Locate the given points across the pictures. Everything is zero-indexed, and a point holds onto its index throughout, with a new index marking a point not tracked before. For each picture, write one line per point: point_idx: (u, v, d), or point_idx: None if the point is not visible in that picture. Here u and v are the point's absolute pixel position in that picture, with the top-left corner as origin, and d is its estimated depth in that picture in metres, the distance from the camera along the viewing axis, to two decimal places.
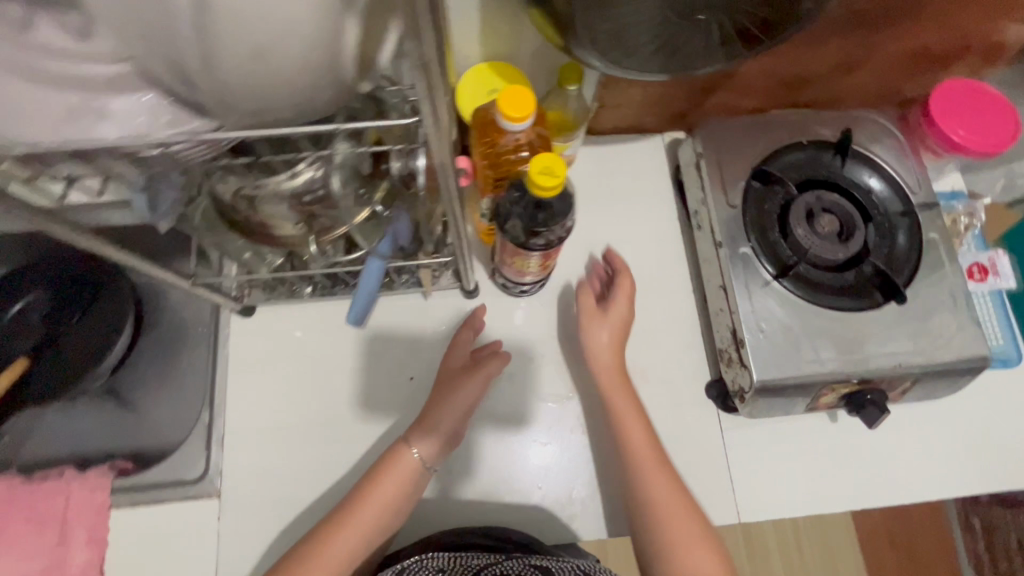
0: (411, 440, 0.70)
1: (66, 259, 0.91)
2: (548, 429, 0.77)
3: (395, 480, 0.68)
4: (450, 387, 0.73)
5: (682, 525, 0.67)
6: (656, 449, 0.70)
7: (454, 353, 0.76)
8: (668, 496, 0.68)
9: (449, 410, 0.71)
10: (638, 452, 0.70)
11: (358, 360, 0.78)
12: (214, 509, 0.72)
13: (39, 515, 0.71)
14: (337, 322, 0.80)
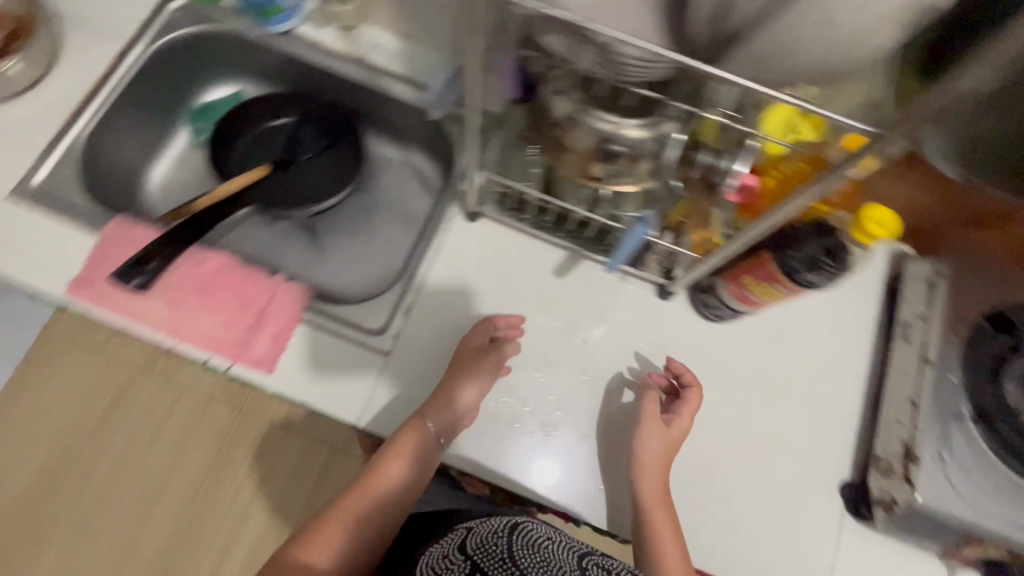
0: (422, 415, 0.74)
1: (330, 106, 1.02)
2: (548, 438, 0.79)
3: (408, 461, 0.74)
4: (470, 367, 0.77)
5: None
6: (671, 531, 0.72)
7: (475, 337, 0.79)
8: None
9: (466, 394, 0.75)
10: (653, 529, 0.72)
11: (545, 302, 0.84)
12: (376, 363, 0.79)
13: (245, 297, 0.80)
14: (540, 261, 0.85)
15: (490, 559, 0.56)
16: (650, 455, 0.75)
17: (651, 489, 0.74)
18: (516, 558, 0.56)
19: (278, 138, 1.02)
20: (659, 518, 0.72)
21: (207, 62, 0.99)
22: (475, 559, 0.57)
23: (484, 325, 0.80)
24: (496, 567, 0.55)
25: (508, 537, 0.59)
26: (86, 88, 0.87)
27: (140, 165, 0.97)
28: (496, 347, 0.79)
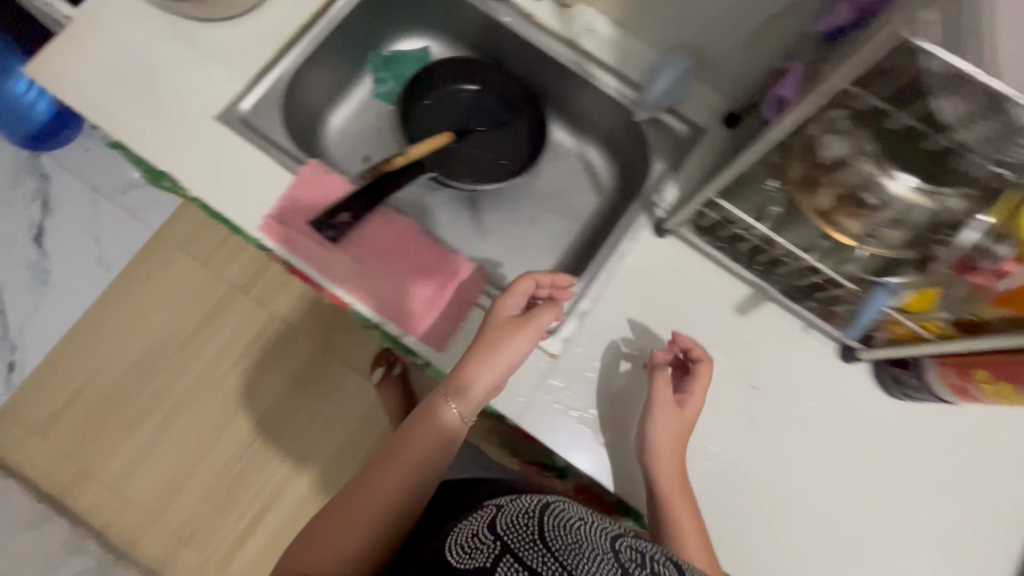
0: (445, 397, 0.70)
1: (518, 79, 0.98)
2: (574, 427, 0.75)
3: (426, 442, 0.70)
4: (502, 335, 0.71)
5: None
6: (691, 519, 0.69)
7: (510, 301, 0.74)
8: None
9: (491, 363, 0.69)
10: (676, 525, 0.69)
11: (721, 338, 0.80)
12: (537, 361, 0.77)
13: (425, 267, 0.79)
14: (723, 295, 0.81)
15: (521, 537, 0.50)
16: (673, 476, 0.70)
17: (668, 481, 0.70)
18: (547, 540, 0.49)
19: (460, 104, 0.99)
20: (677, 503, 0.70)
21: (410, 13, 0.96)
22: (506, 537, 0.51)
23: (514, 290, 0.74)
24: (526, 548, 0.49)
25: (539, 517, 0.52)
26: (301, 20, 0.86)
27: (324, 107, 0.96)
28: (530, 316, 0.72)
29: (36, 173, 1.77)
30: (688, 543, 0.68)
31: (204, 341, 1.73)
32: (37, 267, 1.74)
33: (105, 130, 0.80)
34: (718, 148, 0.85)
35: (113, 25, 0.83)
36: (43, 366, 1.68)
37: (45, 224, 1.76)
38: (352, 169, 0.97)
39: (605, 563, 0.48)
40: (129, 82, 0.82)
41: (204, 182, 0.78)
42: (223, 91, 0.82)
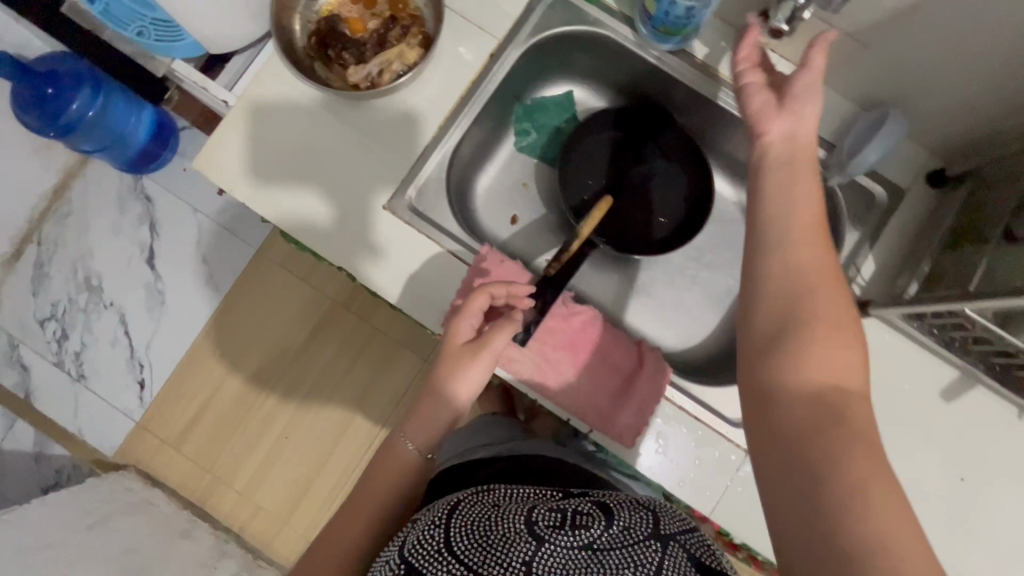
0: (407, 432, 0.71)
1: (682, 134, 0.91)
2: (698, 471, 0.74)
3: (394, 473, 0.69)
4: (452, 361, 0.70)
5: (828, 358, 0.49)
6: (818, 261, 0.53)
7: (461, 327, 0.70)
8: (826, 322, 0.50)
9: (448, 395, 0.70)
10: (796, 232, 0.55)
11: (925, 427, 0.75)
12: (735, 460, 0.74)
13: (611, 360, 0.77)
14: (927, 381, 0.76)
15: (426, 556, 0.54)
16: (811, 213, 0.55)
17: (800, 211, 0.55)
18: (453, 546, 0.54)
19: (612, 155, 0.93)
20: (803, 189, 0.57)
21: (559, 60, 0.89)
22: (412, 559, 0.55)
23: (468, 312, 0.69)
24: (432, 564, 0.53)
25: (446, 524, 0.57)
26: (461, 91, 0.79)
27: (472, 169, 0.91)
28: (484, 342, 0.69)
29: (140, 197, 1.55)
30: (800, 256, 0.54)
31: (319, 350, 1.54)
32: (150, 288, 1.54)
33: (271, 223, 0.76)
34: (924, 215, 0.76)
35: (261, 104, 0.76)
36: (167, 391, 1.51)
37: (155, 247, 1.54)
38: (501, 233, 0.93)
39: (518, 537, 0.54)
40: (285, 166, 0.75)
41: (383, 277, 0.75)
42: (387, 174, 0.77)
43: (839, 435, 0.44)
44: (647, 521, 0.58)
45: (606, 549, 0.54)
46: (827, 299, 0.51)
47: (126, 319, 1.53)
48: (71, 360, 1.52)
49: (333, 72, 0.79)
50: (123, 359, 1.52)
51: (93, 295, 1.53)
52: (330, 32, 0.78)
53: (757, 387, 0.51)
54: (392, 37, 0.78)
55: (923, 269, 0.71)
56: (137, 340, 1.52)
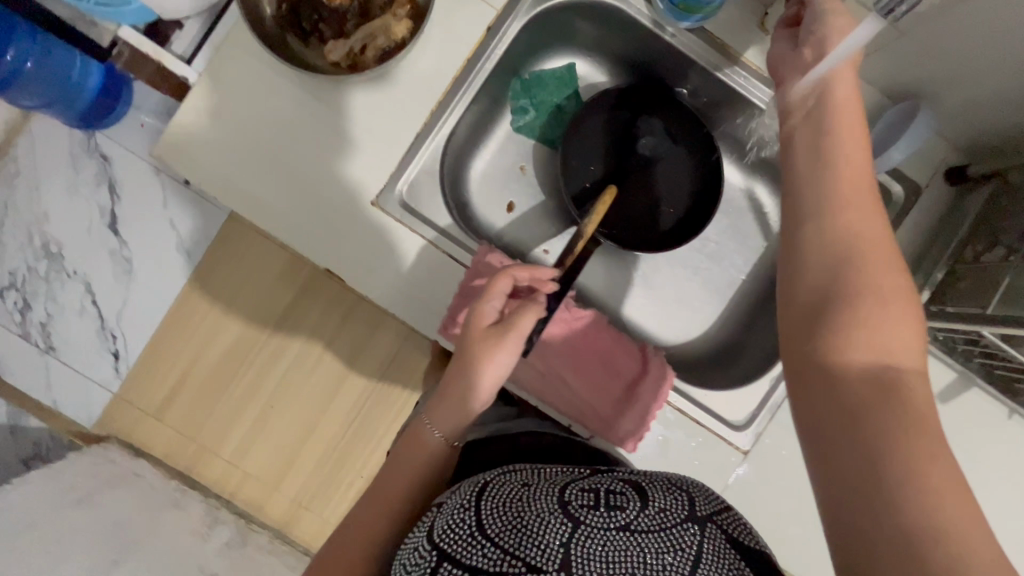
0: (433, 417, 0.65)
1: (693, 118, 0.84)
2: (698, 473, 0.74)
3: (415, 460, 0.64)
4: (480, 344, 0.64)
5: (890, 335, 0.46)
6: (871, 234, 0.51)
7: (490, 301, 0.66)
8: (886, 297, 0.48)
9: (472, 385, 0.64)
10: (846, 202, 0.53)
11: None
12: (737, 463, 0.75)
13: (612, 364, 0.75)
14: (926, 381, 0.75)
15: (457, 539, 0.48)
16: (862, 175, 0.54)
17: (846, 172, 0.54)
18: (485, 529, 0.48)
19: (618, 138, 0.86)
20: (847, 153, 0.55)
21: (560, 32, 0.82)
22: (441, 544, 0.48)
23: (492, 293, 0.65)
24: (465, 548, 0.48)
25: (475, 505, 0.51)
26: (456, 70, 0.72)
27: (466, 152, 0.84)
28: (508, 324, 0.64)
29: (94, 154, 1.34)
30: (852, 223, 0.51)
31: (303, 312, 1.34)
32: (117, 253, 1.36)
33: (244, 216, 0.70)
34: (940, 216, 0.73)
35: (228, 84, 0.68)
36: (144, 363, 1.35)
37: (117, 210, 1.35)
38: (498, 222, 0.87)
39: (551, 517, 0.48)
40: (264, 158, 0.69)
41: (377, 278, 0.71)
42: (376, 166, 0.71)
43: (892, 410, 0.42)
44: (686, 500, 0.50)
45: (645, 533, 0.47)
46: (885, 271, 0.49)
47: (93, 287, 1.36)
48: (37, 331, 1.35)
49: (313, 48, 0.70)
50: (94, 329, 1.36)
51: (55, 262, 1.35)
52: (305, 0, 0.69)
53: (804, 357, 0.49)
54: (376, 7, 0.69)
55: (937, 276, 0.70)
56: (107, 308, 1.36)
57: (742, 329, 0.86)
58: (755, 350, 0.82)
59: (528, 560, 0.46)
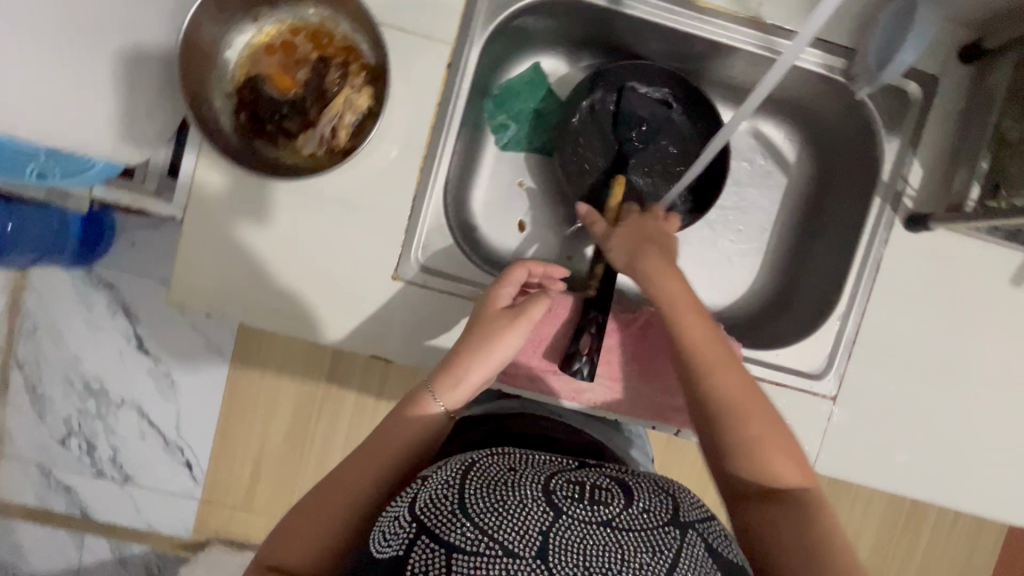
0: (438, 388, 0.62)
1: (679, 83, 0.80)
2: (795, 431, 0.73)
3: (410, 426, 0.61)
4: (494, 326, 0.63)
5: (780, 464, 0.55)
6: (739, 380, 0.58)
7: (505, 289, 0.66)
8: (766, 435, 0.56)
9: (481, 361, 0.63)
10: (710, 358, 0.60)
11: (1002, 316, 0.73)
12: (829, 411, 0.73)
13: None
14: (996, 272, 0.72)
15: (439, 516, 0.48)
16: (706, 338, 0.61)
17: (700, 341, 0.61)
18: (468, 509, 0.48)
19: (616, 120, 0.81)
20: (691, 326, 0.62)
21: (519, 38, 0.78)
22: (423, 517, 0.49)
23: (506, 279, 0.66)
24: (445, 525, 0.48)
25: (460, 483, 0.51)
26: (430, 118, 0.69)
27: (463, 185, 0.81)
28: (522, 309, 0.64)
29: (100, 286, 1.25)
30: (719, 383, 0.58)
31: (346, 373, 1.30)
32: (153, 369, 1.28)
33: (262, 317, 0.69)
34: (965, 103, 0.69)
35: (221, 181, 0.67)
36: (218, 469, 1.32)
37: (141, 332, 1.27)
38: (512, 244, 0.84)
39: (535, 506, 0.48)
40: (278, 262, 0.68)
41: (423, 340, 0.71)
42: (386, 239, 0.70)
43: (796, 531, 0.51)
44: (669, 504, 0.52)
45: (625, 530, 0.48)
46: (755, 420, 0.56)
47: (145, 411, 1.30)
48: (109, 465, 1.32)
49: (283, 146, 0.68)
50: (160, 449, 1.31)
51: (101, 398, 1.30)
52: (259, 101, 0.67)
53: (727, 483, 0.57)
54: (332, 84, 0.68)
55: (983, 166, 0.67)
56: (165, 425, 1.31)
57: (788, 271, 0.83)
58: (808, 291, 0.80)
59: (507, 545, 0.46)
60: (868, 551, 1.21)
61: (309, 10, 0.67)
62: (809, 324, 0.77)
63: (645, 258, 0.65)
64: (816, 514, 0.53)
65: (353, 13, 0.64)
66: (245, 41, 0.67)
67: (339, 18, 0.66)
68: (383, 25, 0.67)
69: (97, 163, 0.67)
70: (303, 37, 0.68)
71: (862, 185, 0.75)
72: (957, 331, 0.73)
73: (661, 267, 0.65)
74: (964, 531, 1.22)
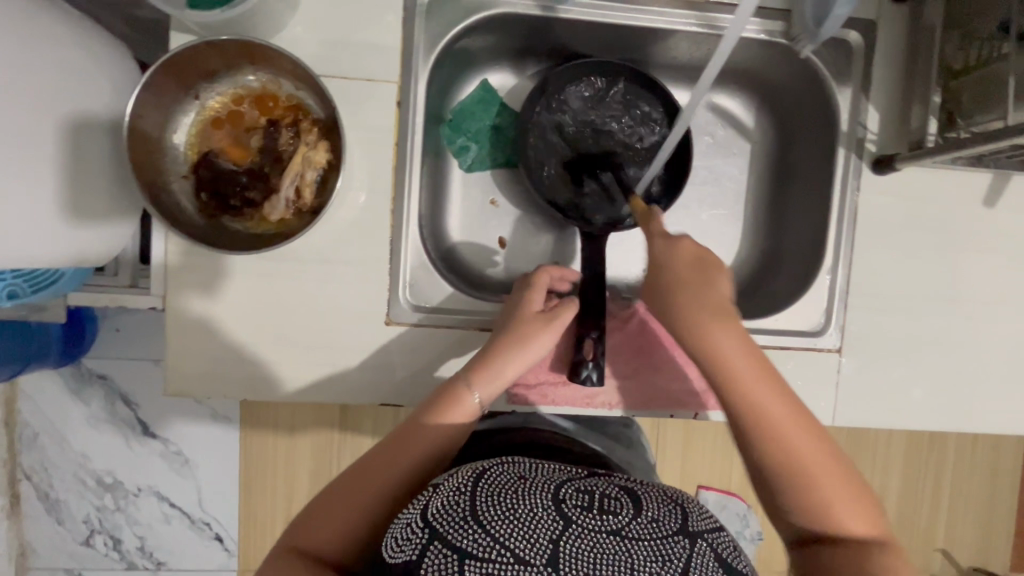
0: (475, 383, 0.62)
1: (629, 73, 0.80)
2: (808, 390, 0.74)
3: (448, 420, 0.60)
4: (528, 329, 0.64)
5: (842, 517, 0.53)
6: (804, 433, 0.55)
7: (537, 296, 0.68)
8: (832, 489, 0.54)
9: (518, 357, 0.63)
10: (766, 416, 0.55)
11: (981, 239, 0.74)
12: (837, 363, 0.74)
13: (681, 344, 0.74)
14: (968, 198, 0.73)
15: (451, 522, 0.48)
16: (774, 400, 0.56)
17: (774, 404, 0.56)
18: (480, 515, 0.48)
19: (578, 124, 0.81)
20: (754, 386, 0.56)
21: (463, 60, 0.78)
22: (435, 523, 0.49)
23: (536, 287, 0.68)
24: (457, 530, 0.48)
25: (471, 490, 0.51)
26: (390, 158, 0.69)
27: (435, 213, 0.80)
28: (556, 313, 0.66)
29: (95, 380, 1.22)
30: (787, 443, 0.54)
31: (358, 416, 1.28)
32: (164, 451, 1.26)
33: (262, 382, 0.69)
34: (907, 41, 0.71)
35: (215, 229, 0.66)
36: (247, 537, 1.30)
37: (145, 417, 1.25)
38: (495, 263, 0.84)
39: (545, 515, 0.49)
40: (268, 323, 0.68)
41: (429, 375, 0.71)
42: (371, 285, 0.69)
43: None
44: (678, 514, 0.51)
45: (636, 540, 0.48)
46: (824, 473, 0.54)
47: (164, 494, 1.28)
48: (139, 555, 1.30)
49: (250, 217, 0.67)
50: (187, 528, 1.30)
51: (117, 491, 1.27)
52: (217, 178, 0.66)
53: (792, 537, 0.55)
54: (286, 146, 0.67)
55: (936, 100, 0.67)
56: (188, 503, 1.29)
57: (769, 234, 0.84)
58: (793, 250, 0.80)
59: (517, 551, 0.47)
60: (897, 482, 1.23)
61: (248, 76, 0.66)
62: (799, 282, 0.78)
63: (686, 302, 0.59)
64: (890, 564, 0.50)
65: (293, 71, 0.63)
66: (190, 120, 0.66)
67: (280, 79, 0.66)
68: (325, 76, 0.67)
69: (68, 271, 0.66)
70: (248, 104, 0.67)
71: (824, 138, 0.75)
72: (941, 261, 0.74)
73: (709, 316, 0.58)
74: (985, 446, 1.24)
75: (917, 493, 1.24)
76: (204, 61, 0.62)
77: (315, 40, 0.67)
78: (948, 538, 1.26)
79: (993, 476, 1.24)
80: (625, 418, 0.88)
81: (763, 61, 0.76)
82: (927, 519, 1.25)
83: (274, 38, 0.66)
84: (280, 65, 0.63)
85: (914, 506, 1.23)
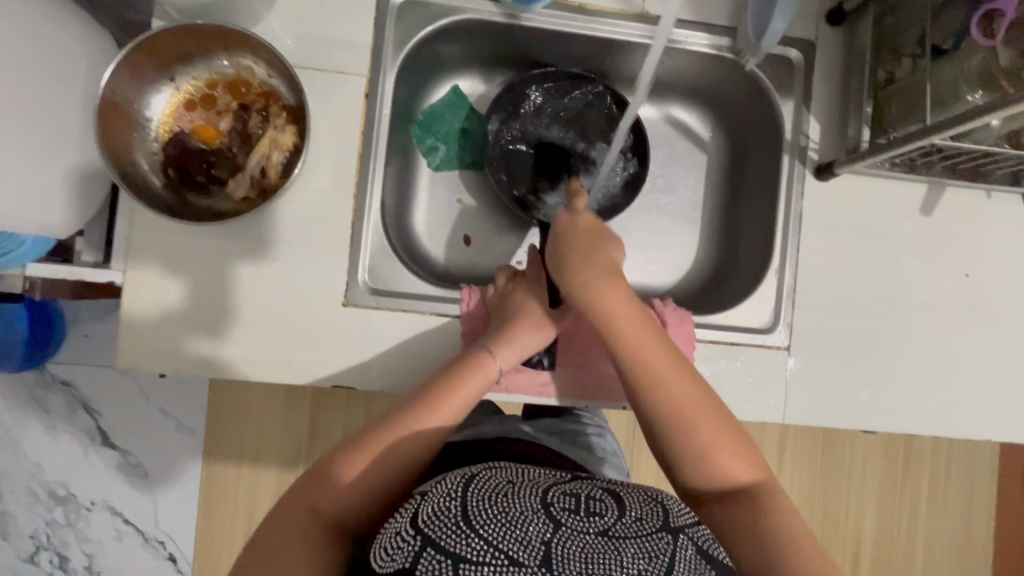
0: (495, 350, 0.67)
1: (593, 83, 0.84)
2: (760, 387, 0.75)
3: (468, 389, 0.63)
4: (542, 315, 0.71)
5: (726, 463, 0.56)
6: (684, 383, 0.59)
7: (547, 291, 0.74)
8: (715, 440, 0.57)
9: (533, 333, 0.69)
10: (650, 370, 0.59)
11: (921, 246, 0.78)
12: (786, 362, 0.76)
13: None
14: (905, 206, 0.78)
15: (443, 526, 0.46)
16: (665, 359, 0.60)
17: (661, 362, 0.60)
18: (472, 520, 0.47)
19: (548, 125, 0.86)
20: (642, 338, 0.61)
21: (434, 64, 0.83)
22: (427, 530, 0.47)
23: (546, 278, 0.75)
24: (450, 535, 0.46)
25: (462, 494, 0.49)
26: (355, 145, 0.71)
27: (402, 209, 0.83)
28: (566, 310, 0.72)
29: (56, 385, 1.20)
30: (668, 394, 0.58)
31: (328, 425, 1.26)
32: (123, 462, 1.22)
33: (222, 366, 0.69)
34: (840, 59, 0.77)
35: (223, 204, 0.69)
36: (202, 558, 1.24)
37: (105, 426, 1.21)
38: (459, 259, 0.86)
39: (536, 518, 0.47)
40: (230, 305, 0.69)
41: (386, 360, 0.71)
42: (331, 267, 0.71)
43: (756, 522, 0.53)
44: (662, 510, 0.51)
45: (622, 539, 0.47)
46: (711, 430, 0.57)
47: (118, 509, 1.23)
48: None
49: (216, 195, 0.69)
50: (140, 546, 1.24)
51: (68, 505, 1.22)
52: (185, 155, 0.68)
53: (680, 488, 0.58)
54: (256, 130, 0.70)
55: (867, 110, 0.72)
56: (142, 519, 1.23)
57: (726, 240, 0.87)
58: (747, 254, 0.83)
59: (511, 555, 0.45)
60: (868, 503, 1.23)
61: (223, 63, 0.70)
62: (750, 283, 0.81)
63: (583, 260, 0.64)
64: (772, 505, 0.54)
65: (265, 58, 0.67)
66: (164, 100, 0.69)
67: (254, 66, 0.69)
68: (297, 67, 0.71)
69: (24, 242, 0.67)
70: (221, 89, 0.71)
71: (771, 148, 0.80)
72: (884, 266, 0.77)
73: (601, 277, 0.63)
74: (960, 471, 1.24)
75: (888, 515, 1.23)
76: (178, 44, 0.65)
77: (289, 34, 0.71)
78: (926, 566, 1.24)
79: (964, 498, 1.24)
80: (599, 427, 0.83)
81: (712, 74, 0.82)
82: (906, 545, 1.23)
83: (251, 31, 0.70)
84: (254, 51, 0.67)
85: (887, 529, 1.23)
